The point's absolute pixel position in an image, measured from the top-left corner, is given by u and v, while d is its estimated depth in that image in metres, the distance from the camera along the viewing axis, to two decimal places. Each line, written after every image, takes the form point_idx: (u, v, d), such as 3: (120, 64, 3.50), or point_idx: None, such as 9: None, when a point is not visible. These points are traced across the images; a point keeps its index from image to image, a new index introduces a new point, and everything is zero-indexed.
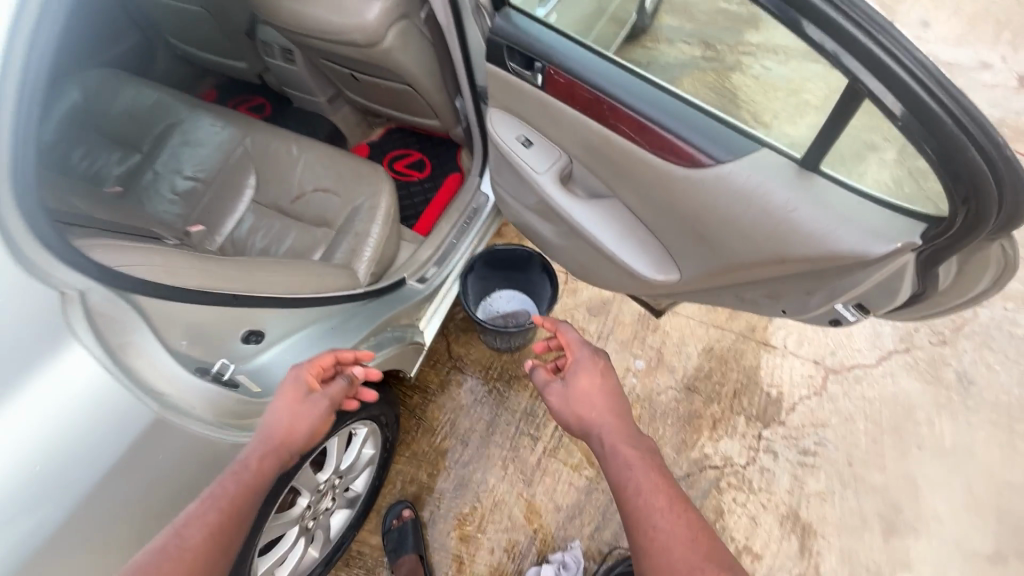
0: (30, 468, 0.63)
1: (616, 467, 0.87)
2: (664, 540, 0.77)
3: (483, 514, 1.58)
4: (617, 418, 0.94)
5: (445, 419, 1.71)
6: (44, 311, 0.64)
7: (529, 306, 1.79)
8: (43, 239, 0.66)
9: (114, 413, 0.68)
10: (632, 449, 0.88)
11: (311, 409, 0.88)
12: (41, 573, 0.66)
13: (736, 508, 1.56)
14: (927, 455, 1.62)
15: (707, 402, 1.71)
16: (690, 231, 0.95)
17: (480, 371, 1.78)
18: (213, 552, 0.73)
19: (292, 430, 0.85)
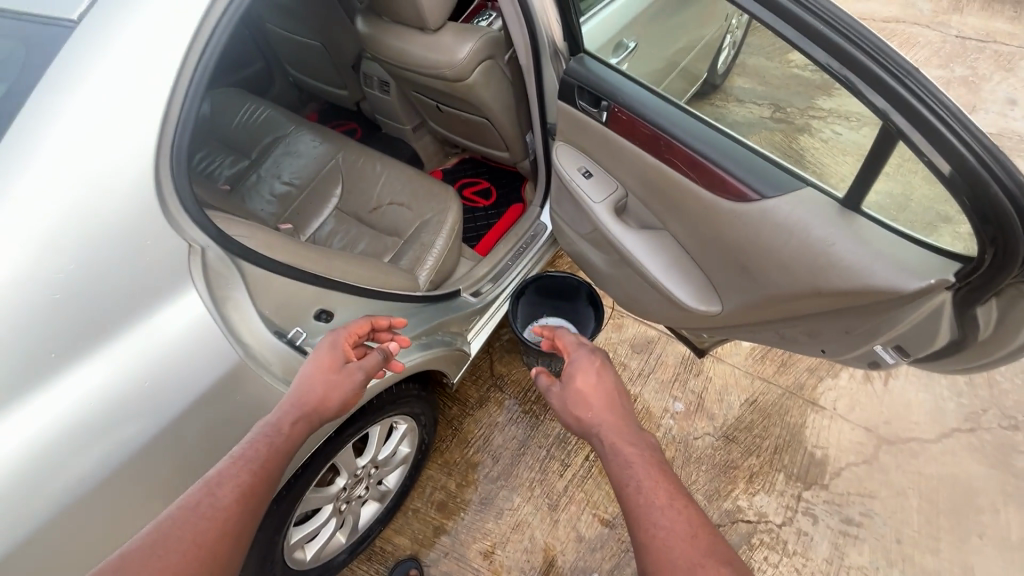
0: (142, 383, 0.77)
1: (619, 470, 0.84)
2: (665, 538, 0.73)
3: (505, 532, 1.59)
4: (616, 419, 0.93)
5: (479, 433, 1.76)
6: (173, 258, 0.78)
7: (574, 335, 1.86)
8: (184, 202, 0.80)
9: (210, 351, 0.82)
10: (631, 447, 0.87)
11: (346, 378, 0.93)
12: (131, 476, 0.78)
13: (767, 568, 1.49)
14: (990, 546, 1.48)
15: (745, 453, 1.67)
16: (734, 263, 1.00)
17: (519, 392, 1.84)
18: (246, 510, 0.75)
19: (326, 397, 0.90)
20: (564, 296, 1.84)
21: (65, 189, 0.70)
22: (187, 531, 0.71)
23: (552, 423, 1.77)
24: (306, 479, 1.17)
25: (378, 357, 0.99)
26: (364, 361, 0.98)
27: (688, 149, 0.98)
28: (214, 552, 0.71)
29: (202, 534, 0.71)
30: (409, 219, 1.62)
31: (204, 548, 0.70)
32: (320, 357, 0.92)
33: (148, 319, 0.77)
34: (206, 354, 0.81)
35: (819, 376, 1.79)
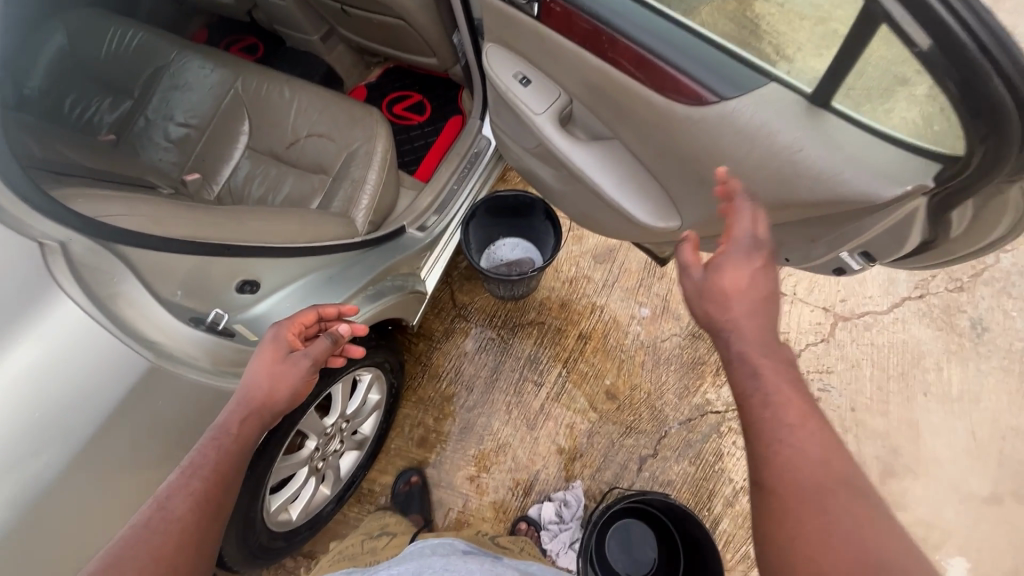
0: (30, 412, 0.66)
1: (747, 379, 0.71)
2: (791, 456, 0.64)
3: (487, 457, 1.62)
4: (755, 330, 0.74)
5: (449, 365, 1.74)
6: (24, 263, 0.67)
7: (533, 254, 1.79)
8: (25, 198, 0.71)
9: (109, 360, 0.71)
10: (763, 357, 0.72)
11: (293, 368, 0.86)
12: (53, 515, 0.68)
13: (736, 451, 1.57)
14: (934, 402, 1.60)
15: (711, 348, 1.71)
16: (694, 174, 0.91)
17: (485, 319, 1.79)
18: (208, 514, 0.69)
19: (275, 390, 0.84)
20: (522, 217, 1.75)
21: None
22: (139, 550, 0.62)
23: (522, 346, 1.75)
24: (272, 453, 1.11)
25: (326, 344, 0.92)
26: (314, 347, 0.91)
27: (631, 43, 0.84)
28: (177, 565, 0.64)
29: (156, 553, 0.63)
30: (333, 152, 1.42)
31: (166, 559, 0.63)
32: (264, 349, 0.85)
33: (11, 336, 0.65)
34: (104, 363, 0.70)
35: None
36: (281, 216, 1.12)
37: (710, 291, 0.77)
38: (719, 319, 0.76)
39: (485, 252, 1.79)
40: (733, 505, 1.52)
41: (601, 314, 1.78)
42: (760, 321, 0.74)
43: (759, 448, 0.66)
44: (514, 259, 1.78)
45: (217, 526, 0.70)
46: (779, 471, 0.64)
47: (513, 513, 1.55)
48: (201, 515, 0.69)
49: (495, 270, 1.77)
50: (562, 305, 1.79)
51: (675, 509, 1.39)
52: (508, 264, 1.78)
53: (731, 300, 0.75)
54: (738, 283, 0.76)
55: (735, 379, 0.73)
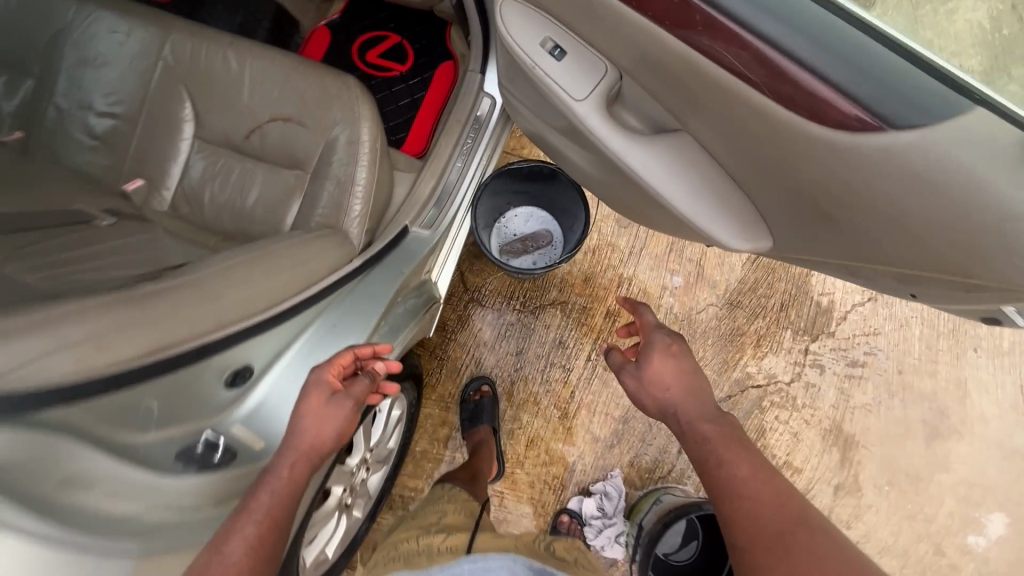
0: None
1: (698, 444, 0.94)
2: (752, 510, 0.84)
3: (519, 453, 1.53)
4: (694, 404, 0.99)
5: (468, 356, 1.59)
6: None
7: (550, 225, 1.57)
8: None
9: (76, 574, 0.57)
10: (702, 420, 0.97)
11: (336, 410, 0.83)
12: None
13: (778, 426, 1.50)
14: (984, 358, 1.52)
15: (751, 317, 1.57)
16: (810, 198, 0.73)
17: (502, 301, 1.61)
18: (261, 562, 0.69)
19: (320, 433, 0.81)
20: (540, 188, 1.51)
21: None
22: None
23: (545, 330, 1.59)
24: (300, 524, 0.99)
25: (367, 383, 0.89)
26: (356, 387, 0.87)
27: (745, 32, 0.62)
28: None
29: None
30: (309, 139, 1.13)
31: None
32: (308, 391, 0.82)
33: None
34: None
35: None
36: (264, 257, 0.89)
37: (648, 377, 1.03)
38: (662, 396, 1.02)
39: (495, 225, 1.58)
40: None
41: (629, 287, 1.61)
42: (691, 381, 1.01)
43: (725, 505, 0.86)
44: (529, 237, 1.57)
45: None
46: (738, 516, 0.84)
47: (551, 506, 1.50)
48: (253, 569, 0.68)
49: (508, 247, 1.57)
50: (586, 279, 1.61)
51: None
52: (524, 240, 1.57)
53: (665, 381, 1.01)
54: (668, 380, 1.02)
55: (692, 449, 0.95)
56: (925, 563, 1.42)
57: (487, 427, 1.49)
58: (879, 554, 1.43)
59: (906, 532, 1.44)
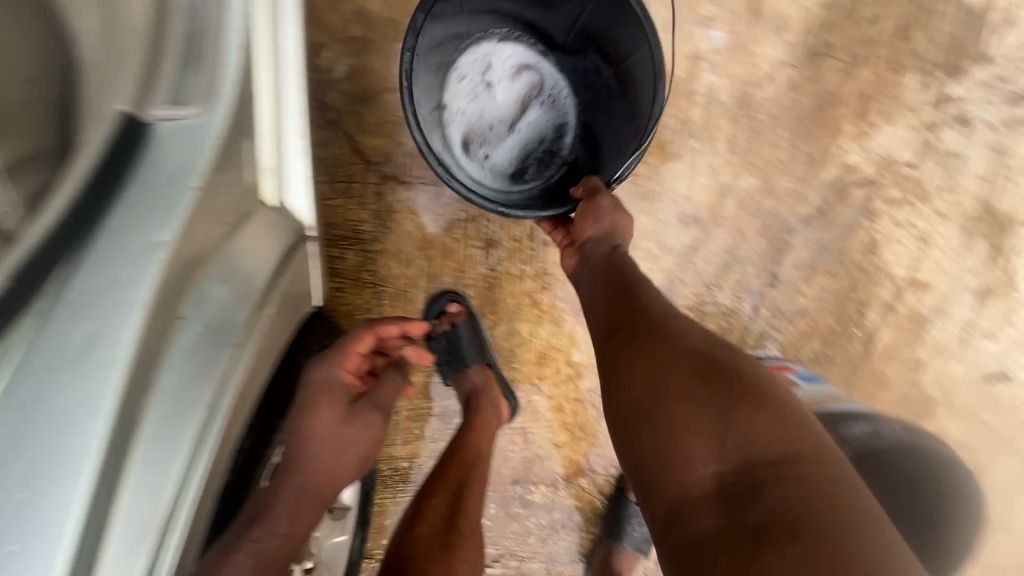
0: None
1: (599, 273, 0.76)
2: (648, 348, 0.63)
3: (532, 376, 1.07)
4: (631, 297, 0.70)
5: (414, 268, 1.01)
6: None
7: (526, 69, 0.95)
8: None
9: None
10: (620, 258, 0.76)
11: (360, 424, 0.85)
12: None
13: (899, 233, 0.98)
14: None
15: (845, 70, 0.93)
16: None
17: (435, 167, 0.96)
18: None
19: (344, 450, 0.82)
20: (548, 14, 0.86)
21: None
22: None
23: None
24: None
25: (393, 381, 0.93)
26: (379, 393, 0.91)
27: None
28: None
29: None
30: None
31: None
32: (326, 393, 0.83)
33: None
34: None
35: None
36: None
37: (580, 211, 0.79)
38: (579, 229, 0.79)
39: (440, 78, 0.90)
40: (896, 309, 1.03)
41: None
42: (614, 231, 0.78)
43: (611, 329, 0.69)
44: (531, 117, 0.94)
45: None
46: (632, 360, 0.63)
47: (591, 426, 1.10)
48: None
49: (469, 123, 0.92)
50: None
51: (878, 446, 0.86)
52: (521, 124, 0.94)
53: (594, 210, 0.78)
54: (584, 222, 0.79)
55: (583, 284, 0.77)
56: None
57: (481, 361, 1.00)
58: None
59: None
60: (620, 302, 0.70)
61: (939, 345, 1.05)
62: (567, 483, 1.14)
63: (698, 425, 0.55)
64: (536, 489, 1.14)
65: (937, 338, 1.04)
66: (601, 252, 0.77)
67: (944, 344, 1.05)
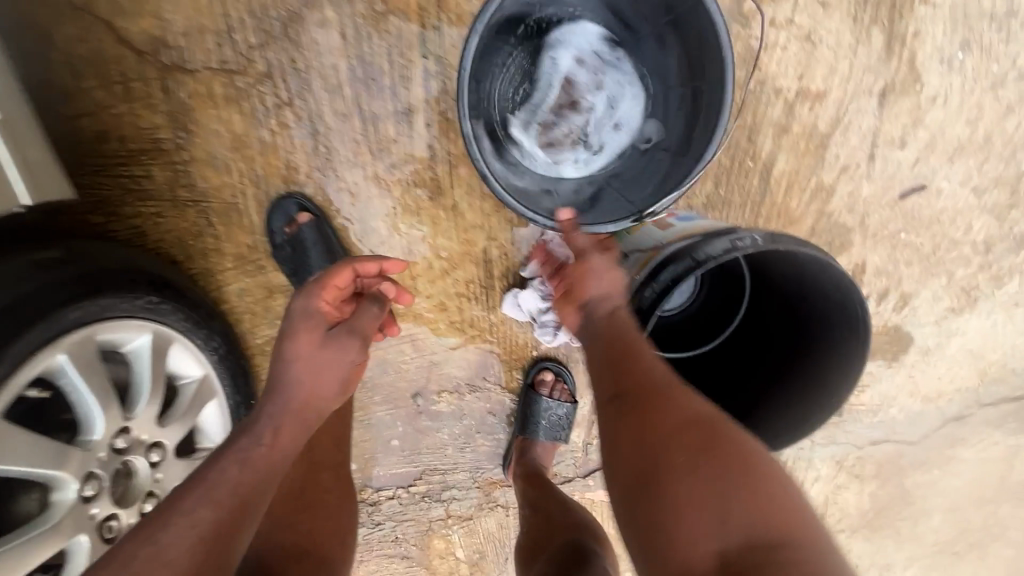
0: None
1: (593, 301, 0.69)
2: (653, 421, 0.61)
3: (403, 277, 0.96)
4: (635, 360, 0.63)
5: (236, 174, 0.87)
6: None
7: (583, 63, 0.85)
8: None
9: None
10: (614, 300, 0.68)
11: (339, 349, 0.70)
12: None
13: (778, 37, 0.86)
14: None
15: None
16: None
17: (224, 44, 0.81)
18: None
19: (320, 377, 0.69)
20: None
21: None
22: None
23: (332, 59, 0.82)
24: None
25: (373, 311, 0.76)
26: (359, 318, 0.74)
27: None
28: None
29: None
30: None
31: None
32: (303, 317, 0.70)
33: None
34: None
35: None
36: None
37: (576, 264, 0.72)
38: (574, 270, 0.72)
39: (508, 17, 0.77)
40: (791, 129, 0.90)
41: None
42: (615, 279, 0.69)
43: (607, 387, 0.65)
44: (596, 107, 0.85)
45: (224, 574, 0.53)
46: (638, 428, 0.61)
47: (482, 321, 1.00)
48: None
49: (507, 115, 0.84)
50: None
51: (770, 275, 0.81)
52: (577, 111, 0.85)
53: (591, 266, 0.70)
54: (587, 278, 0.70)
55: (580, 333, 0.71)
56: (1017, 144, 0.95)
57: (332, 267, 0.89)
58: (950, 162, 0.95)
59: (990, 111, 0.92)
60: (616, 356, 0.64)
61: (846, 164, 0.93)
62: (471, 386, 1.06)
63: (700, 514, 0.56)
64: (440, 399, 1.06)
65: (842, 156, 0.93)
66: (603, 311, 0.68)
67: (850, 161, 0.93)
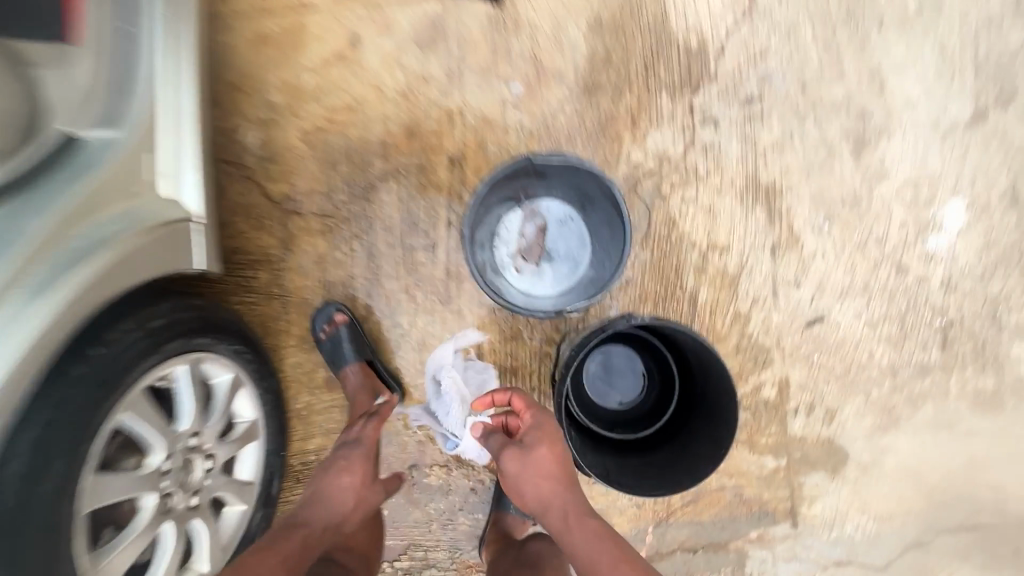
0: None
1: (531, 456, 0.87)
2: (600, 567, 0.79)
3: (415, 362, 1.27)
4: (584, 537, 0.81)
5: (314, 280, 1.28)
6: None
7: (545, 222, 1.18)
8: None
9: None
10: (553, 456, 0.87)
11: (373, 491, 1.05)
12: None
13: (689, 207, 1.24)
14: (892, 32, 1.23)
15: (616, 96, 1.25)
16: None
17: (324, 201, 1.28)
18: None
19: (359, 501, 1.01)
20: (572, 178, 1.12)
21: None
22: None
23: (388, 211, 1.27)
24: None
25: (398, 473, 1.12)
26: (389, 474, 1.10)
27: None
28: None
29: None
30: None
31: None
32: (354, 455, 1.04)
33: None
34: None
35: None
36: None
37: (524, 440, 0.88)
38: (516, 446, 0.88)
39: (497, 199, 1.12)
40: (707, 269, 1.24)
41: (463, 120, 1.27)
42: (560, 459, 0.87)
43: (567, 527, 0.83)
44: (555, 244, 1.20)
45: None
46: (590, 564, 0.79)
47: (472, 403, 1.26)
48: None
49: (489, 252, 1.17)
50: (409, 132, 1.27)
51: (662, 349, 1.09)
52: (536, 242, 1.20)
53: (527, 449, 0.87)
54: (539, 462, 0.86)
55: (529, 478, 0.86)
56: (892, 289, 1.22)
57: (358, 344, 1.22)
58: (841, 299, 1.23)
59: (862, 264, 1.22)
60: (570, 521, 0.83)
61: (755, 296, 1.23)
62: (459, 462, 1.26)
63: None
64: (431, 471, 1.26)
65: (751, 290, 1.23)
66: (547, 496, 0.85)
67: (757, 295, 1.23)
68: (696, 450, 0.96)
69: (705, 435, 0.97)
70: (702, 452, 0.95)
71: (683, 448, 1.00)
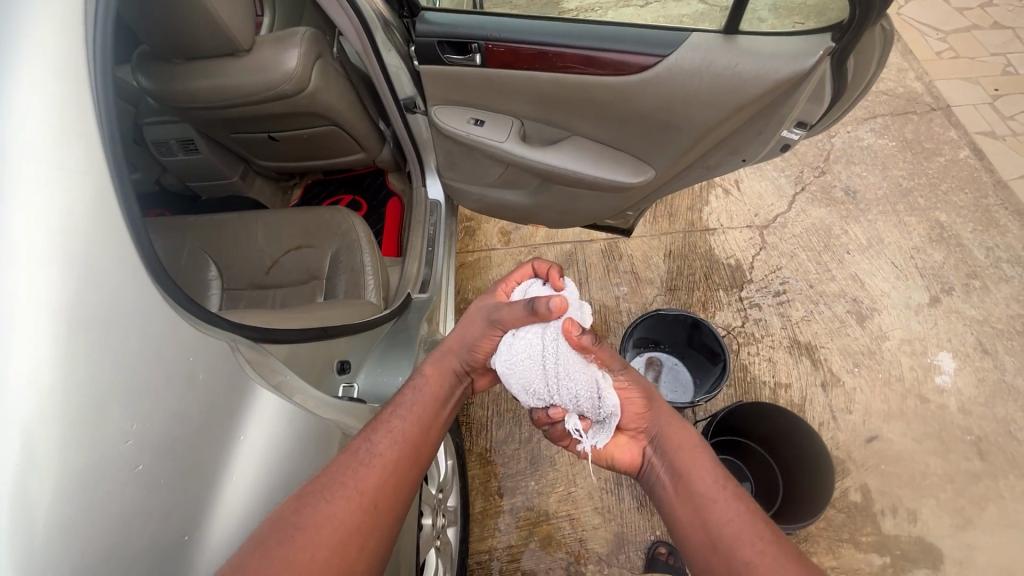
0: (265, 496, 0.66)
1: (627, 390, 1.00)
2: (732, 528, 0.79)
3: (570, 471, 1.63)
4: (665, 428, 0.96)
5: (489, 411, 1.73)
6: (227, 370, 0.65)
7: (660, 356, 1.76)
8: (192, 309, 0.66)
9: (306, 436, 0.73)
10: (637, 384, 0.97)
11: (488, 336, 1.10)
12: None
13: (755, 358, 1.79)
14: (857, 255, 1.98)
15: (690, 292, 1.95)
16: (611, 119, 1.16)
17: None
18: (351, 532, 0.71)
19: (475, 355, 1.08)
20: (672, 330, 1.69)
21: (80, 356, 0.52)
22: (319, 546, 0.67)
23: None
24: (404, 557, 0.97)
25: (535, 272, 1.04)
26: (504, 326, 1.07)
27: (546, 48, 1.08)
28: (329, 549, 0.68)
29: (303, 558, 0.65)
30: (337, 240, 1.47)
31: (345, 521, 0.70)
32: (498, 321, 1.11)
33: (237, 428, 0.64)
34: (310, 444, 0.73)
35: (699, 209, 2.12)
36: (22, 145, 0.54)
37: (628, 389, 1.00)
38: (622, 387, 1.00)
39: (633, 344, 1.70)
40: (778, 400, 1.71)
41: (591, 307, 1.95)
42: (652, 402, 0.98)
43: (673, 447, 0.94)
44: (669, 377, 1.73)
45: (413, 471, 0.83)
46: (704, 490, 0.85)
47: (616, 507, 1.58)
48: (386, 480, 0.77)
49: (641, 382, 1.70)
50: None
51: (749, 442, 1.55)
52: (653, 371, 1.74)
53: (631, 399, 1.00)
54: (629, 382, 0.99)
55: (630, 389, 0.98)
56: (923, 414, 1.66)
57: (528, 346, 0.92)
58: (887, 422, 1.65)
59: (893, 395, 1.69)
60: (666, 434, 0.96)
61: (821, 420, 1.67)
62: (609, 561, 1.51)
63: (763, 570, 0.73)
64: (587, 569, 1.51)
65: (816, 415, 1.68)
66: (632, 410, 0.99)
67: (822, 418, 1.67)
68: (810, 494, 1.34)
69: (809, 484, 1.36)
70: (812, 493, 1.34)
71: (800, 502, 1.36)
